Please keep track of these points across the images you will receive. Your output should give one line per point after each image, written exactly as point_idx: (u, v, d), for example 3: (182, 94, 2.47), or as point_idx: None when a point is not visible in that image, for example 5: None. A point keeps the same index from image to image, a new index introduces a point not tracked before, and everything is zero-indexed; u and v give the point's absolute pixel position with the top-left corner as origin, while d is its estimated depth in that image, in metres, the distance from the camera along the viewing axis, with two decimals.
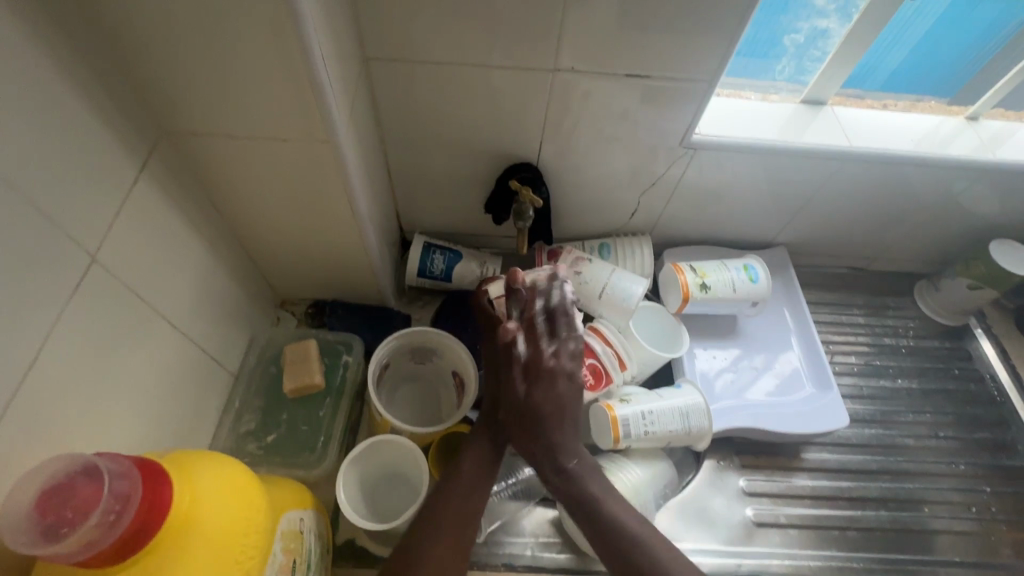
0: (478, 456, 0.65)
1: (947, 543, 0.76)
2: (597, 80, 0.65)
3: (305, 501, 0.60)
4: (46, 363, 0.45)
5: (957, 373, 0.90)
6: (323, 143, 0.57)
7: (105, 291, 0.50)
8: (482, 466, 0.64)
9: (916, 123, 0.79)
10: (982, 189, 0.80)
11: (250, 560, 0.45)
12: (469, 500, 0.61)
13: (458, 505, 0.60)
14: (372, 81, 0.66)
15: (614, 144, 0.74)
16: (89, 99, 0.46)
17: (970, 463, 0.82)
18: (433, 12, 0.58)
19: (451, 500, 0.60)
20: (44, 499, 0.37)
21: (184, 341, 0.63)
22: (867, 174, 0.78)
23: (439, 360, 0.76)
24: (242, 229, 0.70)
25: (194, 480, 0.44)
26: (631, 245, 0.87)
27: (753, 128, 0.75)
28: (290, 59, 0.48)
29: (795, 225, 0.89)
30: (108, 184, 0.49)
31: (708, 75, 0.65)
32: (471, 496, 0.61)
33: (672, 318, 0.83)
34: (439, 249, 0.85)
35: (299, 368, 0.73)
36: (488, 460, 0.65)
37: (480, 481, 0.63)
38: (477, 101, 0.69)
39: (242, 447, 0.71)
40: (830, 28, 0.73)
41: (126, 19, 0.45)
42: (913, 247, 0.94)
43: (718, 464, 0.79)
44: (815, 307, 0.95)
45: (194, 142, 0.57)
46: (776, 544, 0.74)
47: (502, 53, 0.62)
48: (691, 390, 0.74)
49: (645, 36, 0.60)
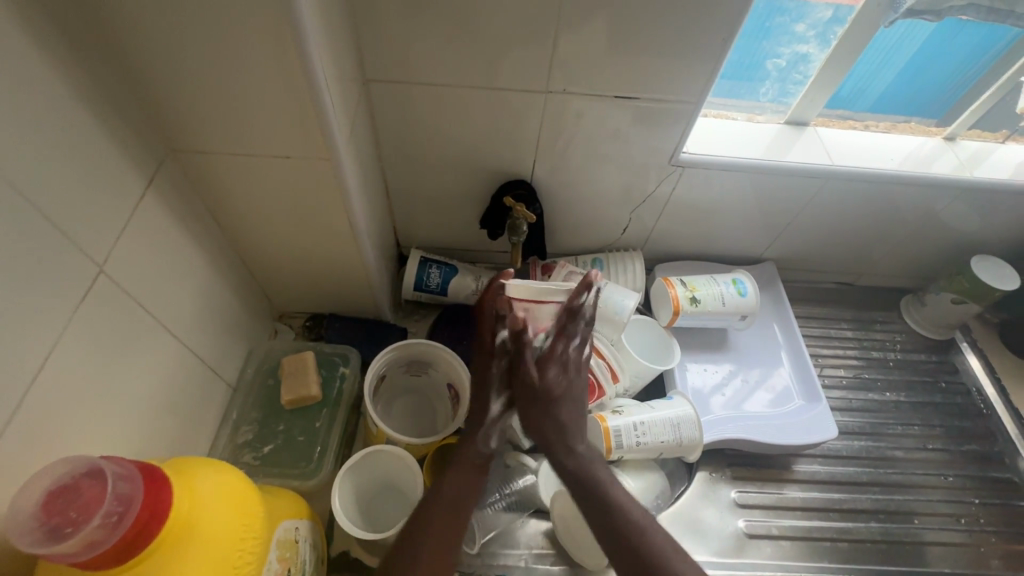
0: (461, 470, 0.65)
1: (938, 554, 0.77)
2: (587, 101, 0.68)
3: (301, 510, 0.60)
4: (54, 368, 0.46)
5: (944, 386, 0.92)
6: (324, 160, 0.59)
7: (111, 303, 0.52)
8: (466, 489, 0.64)
9: (897, 143, 0.82)
10: (963, 206, 0.83)
11: (246, 565, 0.46)
12: (452, 525, 0.61)
13: (441, 531, 0.60)
14: (372, 101, 0.69)
15: (605, 163, 0.77)
16: (101, 118, 0.49)
17: (959, 476, 0.83)
18: (429, 36, 0.61)
19: (435, 522, 0.60)
20: (50, 501, 0.38)
21: (185, 352, 0.64)
22: (850, 192, 0.81)
23: (434, 372, 0.77)
24: (244, 244, 0.72)
25: (193, 485, 0.45)
26: (622, 259, 0.89)
27: (738, 147, 0.78)
28: (292, 78, 0.50)
29: (782, 241, 0.92)
30: (116, 198, 0.51)
31: (693, 97, 0.67)
32: (454, 517, 0.61)
33: (664, 331, 0.84)
34: (436, 263, 0.87)
35: (297, 379, 0.75)
36: (472, 477, 0.65)
37: (464, 499, 0.63)
38: (473, 120, 0.71)
39: (240, 457, 0.72)
40: (811, 54, 0.76)
41: (140, 41, 0.47)
42: (897, 262, 0.96)
43: (710, 476, 0.80)
44: (804, 321, 0.97)
45: (198, 159, 0.59)
46: (767, 555, 0.75)
47: (496, 75, 0.65)
48: (682, 401, 0.75)
49: (631, 59, 0.63)
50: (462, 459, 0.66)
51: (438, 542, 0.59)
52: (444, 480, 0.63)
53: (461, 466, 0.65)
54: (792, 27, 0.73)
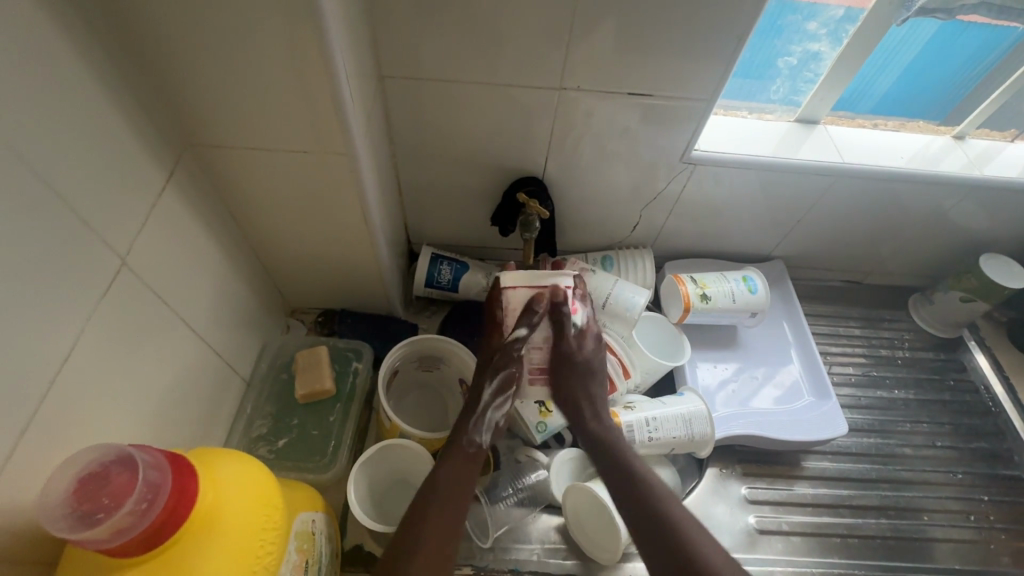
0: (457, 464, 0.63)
1: (947, 551, 0.77)
2: (601, 99, 0.69)
3: (317, 503, 0.60)
4: (77, 358, 0.47)
5: (953, 384, 0.92)
6: (341, 155, 0.59)
7: (131, 295, 0.52)
8: (462, 479, 0.62)
9: (907, 142, 0.82)
10: (972, 205, 0.83)
11: (268, 556, 0.46)
12: (450, 511, 0.59)
13: (441, 518, 0.58)
14: (387, 97, 0.69)
15: (617, 160, 0.77)
16: (124, 111, 0.49)
17: (968, 473, 0.84)
18: (445, 32, 0.61)
19: (434, 513, 0.58)
20: (81, 488, 0.38)
21: (201, 346, 0.64)
22: (860, 190, 0.81)
23: (446, 367, 0.78)
24: (259, 239, 0.72)
25: (217, 475, 0.45)
26: (632, 257, 0.89)
27: (749, 145, 0.78)
28: (312, 73, 0.51)
29: (791, 239, 0.92)
30: (137, 191, 0.52)
31: (706, 95, 0.68)
32: (453, 506, 0.60)
33: (675, 328, 0.85)
34: (447, 260, 0.87)
35: (311, 374, 0.75)
36: (468, 467, 0.63)
37: (461, 489, 0.61)
38: (486, 117, 0.72)
39: (254, 451, 0.73)
40: (822, 52, 0.76)
41: (164, 36, 0.47)
42: (906, 261, 0.97)
43: (720, 472, 0.80)
44: (813, 320, 0.98)
45: (216, 154, 0.60)
46: (779, 551, 0.75)
47: (511, 72, 0.66)
48: (694, 397, 0.75)
49: (646, 57, 0.64)
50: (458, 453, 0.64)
51: (433, 548, 0.56)
52: (440, 469, 0.62)
53: (457, 457, 0.63)
54: (803, 26, 0.74)
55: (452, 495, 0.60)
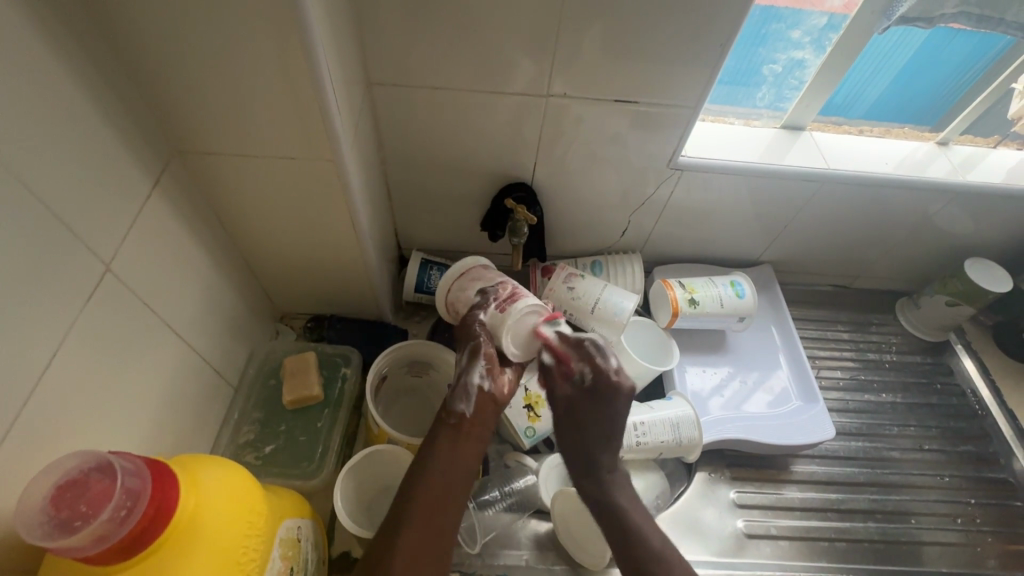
0: (443, 443, 0.61)
1: (934, 554, 0.78)
2: (587, 105, 0.69)
3: (302, 510, 0.60)
4: (62, 363, 0.47)
5: (940, 388, 0.93)
6: (328, 162, 0.60)
7: (118, 301, 0.52)
8: (453, 454, 0.60)
9: (892, 148, 0.83)
10: (957, 210, 0.84)
11: (249, 563, 0.46)
12: (447, 487, 0.59)
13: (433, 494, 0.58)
14: (375, 104, 0.70)
15: (606, 167, 0.78)
16: (109, 118, 0.49)
17: (954, 476, 0.84)
18: (432, 38, 0.62)
19: (427, 487, 0.58)
20: (58, 496, 0.38)
21: (188, 351, 0.64)
22: (846, 196, 0.82)
23: (435, 373, 0.78)
24: (246, 245, 0.73)
25: (199, 480, 0.45)
26: (621, 262, 0.90)
27: (735, 152, 0.79)
28: (297, 81, 0.51)
29: (779, 244, 0.93)
30: (124, 198, 0.52)
31: (692, 102, 0.69)
32: (448, 479, 0.59)
33: (663, 333, 0.85)
34: (437, 265, 0.87)
35: (298, 378, 0.75)
36: (457, 442, 0.61)
37: (454, 465, 0.60)
38: (474, 125, 0.72)
39: (241, 457, 0.73)
40: (806, 59, 0.77)
41: (147, 44, 0.48)
42: (893, 265, 0.97)
43: (709, 476, 0.80)
44: (802, 324, 0.98)
45: (202, 161, 0.60)
46: (767, 555, 0.75)
47: (497, 78, 0.66)
48: (682, 401, 0.76)
49: (631, 64, 0.64)
50: (442, 431, 0.61)
51: (422, 529, 0.56)
52: (432, 449, 0.60)
53: (444, 434, 0.61)
54: (787, 34, 0.74)
55: (445, 470, 0.59)
